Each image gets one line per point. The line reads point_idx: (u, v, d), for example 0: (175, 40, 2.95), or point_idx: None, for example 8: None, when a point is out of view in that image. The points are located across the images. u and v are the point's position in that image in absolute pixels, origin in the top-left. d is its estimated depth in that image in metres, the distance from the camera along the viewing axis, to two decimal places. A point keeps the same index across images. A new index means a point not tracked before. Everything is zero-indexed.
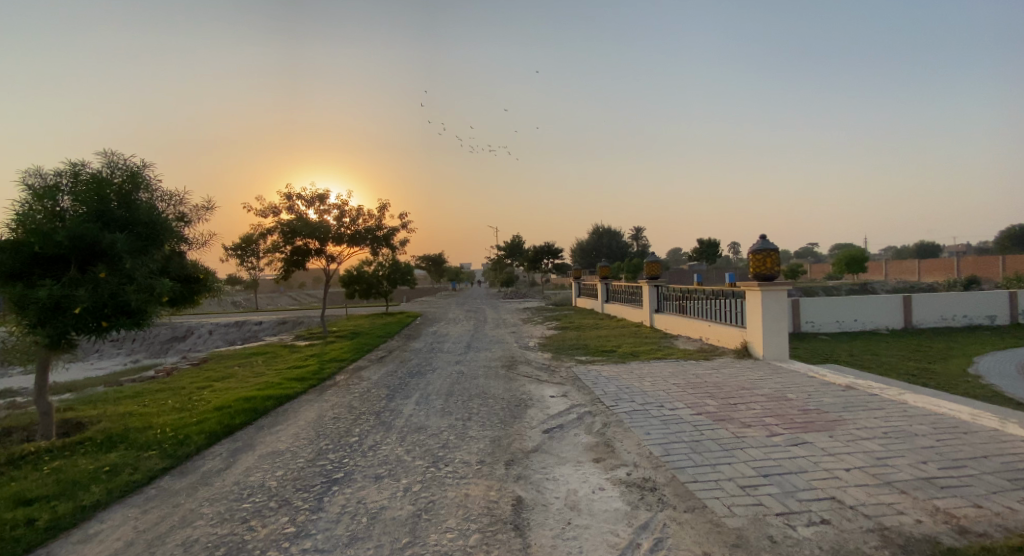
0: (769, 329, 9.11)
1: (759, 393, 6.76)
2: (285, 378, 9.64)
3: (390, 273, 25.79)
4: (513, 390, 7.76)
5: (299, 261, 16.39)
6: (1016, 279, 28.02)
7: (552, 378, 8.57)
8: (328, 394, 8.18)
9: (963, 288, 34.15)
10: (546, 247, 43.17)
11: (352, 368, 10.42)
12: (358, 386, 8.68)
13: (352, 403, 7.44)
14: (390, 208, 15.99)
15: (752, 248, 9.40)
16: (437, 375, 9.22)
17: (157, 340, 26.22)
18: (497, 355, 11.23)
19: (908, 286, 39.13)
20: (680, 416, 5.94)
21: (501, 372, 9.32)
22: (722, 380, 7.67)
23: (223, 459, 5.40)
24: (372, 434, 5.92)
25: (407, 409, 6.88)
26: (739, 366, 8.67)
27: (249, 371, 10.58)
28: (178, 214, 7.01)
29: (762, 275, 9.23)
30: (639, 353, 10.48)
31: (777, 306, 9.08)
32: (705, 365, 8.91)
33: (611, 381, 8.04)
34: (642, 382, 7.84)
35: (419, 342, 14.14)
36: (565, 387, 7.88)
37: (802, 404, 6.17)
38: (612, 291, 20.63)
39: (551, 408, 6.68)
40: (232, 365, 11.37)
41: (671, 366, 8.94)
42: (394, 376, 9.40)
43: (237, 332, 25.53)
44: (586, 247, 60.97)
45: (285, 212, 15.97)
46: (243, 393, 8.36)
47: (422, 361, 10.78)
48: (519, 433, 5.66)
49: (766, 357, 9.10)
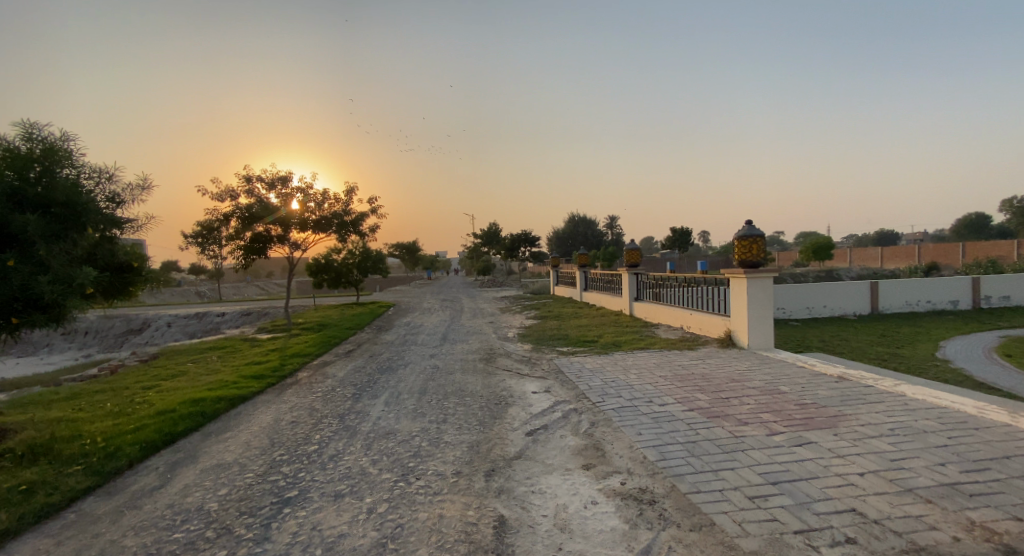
0: (754, 317, 8.75)
1: (752, 386, 6.36)
2: (242, 375, 8.87)
3: (360, 262, 24.88)
4: (491, 387, 7.21)
5: (261, 249, 15.45)
6: (975, 265, 28.80)
7: (532, 372, 8.05)
8: (287, 393, 7.49)
9: (926, 274, 34.94)
10: (521, 235, 42.60)
11: (317, 364, 9.70)
12: (322, 384, 8.00)
13: (314, 404, 6.78)
14: (356, 192, 15.17)
15: (738, 234, 9.04)
16: (409, 370, 8.59)
17: (111, 332, 24.75)
18: (473, 348, 10.65)
19: (873, 273, 39.90)
20: (672, 413, 5.49)
21: (477, 366, 8.75)
22: (711, 372, 7.27)
23: (158, 477, 4.71)
24: (333, 441, 5.29)
25: (375, 410, 6.27)
26: (725, 356, 8.30)
27: (203, 368, 9.74)
28: (109, 193, 6.33)
29: (748, 262, 8.86)
30: (621, 343, 10.04)
31: (763, 294, 8.72)
32: (690, 355, 8.52)
33: (595, 374, 7.57)
34: (627, 375, 7.39)
35: (390, 334, 13.44)
36: (547, 382, 7.37)
37: (799, 398, 5.79)
38: (589, 279, 20.22)
39: (533, 407, 6.15)
40: (184, 362, 10.50)
41: (656, 357, 8.53)
42: (362, 372, 8.74)
43: (198, 324, 24.32)
44: (560, 235, 60.60)
45: (243, 196, 14.99)
46: (192, 394, 7.60)
47: (393, 356, 10.14)
48: (500, 436, 5.12)
49: (751, 346, 8.75)
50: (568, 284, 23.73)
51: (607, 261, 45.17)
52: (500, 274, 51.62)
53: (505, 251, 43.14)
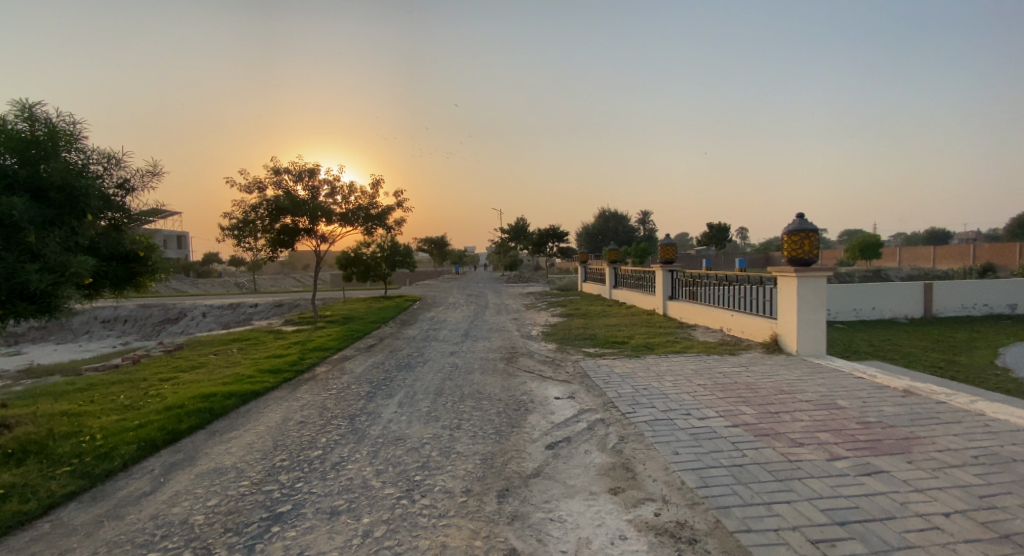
0: (804, 321, 7.99)
1: (804, 400, 5.68)
2: (259, 369, 8.61)
3: (389, 256, 24.75)
4: (512, 390, 6.72)
5: (288, 242, 15.33)
6: None
7: (557, 375, 7.52)
8: (301, 390, 7.16)
9: (981, 276, 32.56)
10: (550, 230, 41.88)
11: (335, 360, 9.39)
12: (337, 381, 7.65)
13: (325, 402, 6.42)
14: (382, 184, 14.90)
15: (787, 228, 8.29)
16: (427, 369, 8.19)
17: (149, 321, 25.30)
18: (497, 346, 10.18)
19: (923, 273, 37.61)
20: (713, 430, 4.88)
21: (499, 366, 8.27)
22: (755, 382, 6.58)
23: (151, 481, 4.39)
24: (338, 446, 4.89)
25: (386, 412, 5.86)
26: (770, 363, 7.58)
27: (223, 361, 9.55)
28: (118, 180, 6.10)
29: (798, 259, 8.11)
30: (654, 345, 9.39)
31: (814, 295, 7.96)
32: (731, 361, 7.83)
33: (625, 380, 6.99)
34: (661, 382, 6.78)
35: (413, 329, 13.08)
36: (572, 387, 6.83)
37: (860, 416, 5.08)
38: (620, 276, 19.48)
39: (555, 415, 5.64)
40: (206, 353, 10.36)
41: (692, 362, 7.88)
42: (379, 369, 8.37)
43: (231, 315, 24.67)
44: (591, 231, 59.54)
45: (271, 188, 14.89)
46: (206, 388, 7.37)
47: (413, 352, 9.77)
48: (517, 449, 4.63)
49: (800, 352, 8.00)
50: (598, 281, 23.02)
51: (639, 258, 44.02)
52: (530, 270, 50.97)
53: (534, 246, 42.54)
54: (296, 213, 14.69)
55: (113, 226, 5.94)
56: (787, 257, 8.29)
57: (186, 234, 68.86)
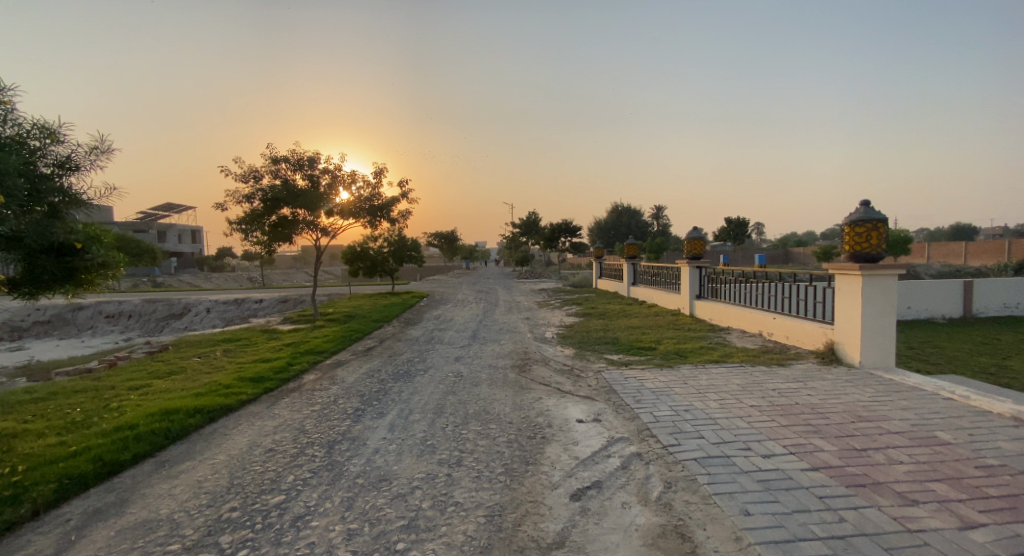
0: (870, 327, 6.82)
1: (893, 434, 4.53)
2: (241, 376, 7.57)
3: (396, 250, 23.77)
4: (524, 408, 5.67)
5: (287, 236, 14.43)
6: None
7: (577, 388, 6.44)
8: (280, 405, 6.12)
9: (1017, 274, 30.67)
10: (562, 225, 40.67)
11: (329, 365, 8.36)
12: (324, 394, 6.61)
13: (304, 424, 5.38)
14: (385, 172, 13.88)
15: (848, 219, 7.12)
16: (429, 379, 7.12)
17: (153, 316, 24.57)
18: (507, 350, 9.12)
19: (955, 270, 35.63)
20: (789, 477, 3.78)
21: (510, 375, 7.21)
22: (821, 405, 5.42)
23: (57, 540, 3.33)
24: (306, 487, 3.84)
25: (375, 439, 4.82)
26: (831, 378, 6.41)
27: (205, 365, 8.53)
28: (59, 157, 4.97)
29: (861, 255, 6.95)
30: (687, 352, 8.24)
31: (883, 296, 6.79)
32: (782, 375, 6.65)
33: (660, 397, 5.88)
34: (704, 402, 5.64)
35: (418, 329, 12.04)
36: (596, 405, 5.74)
37: (978, 459, 3.93)
38: (639, 272, 18.29)
39: (579, 447, 4.56)
40: (190, 356, 9.36)
41: (737, 375, 6.73)
42: (374, 379, 7.32)
43: (236, 311, 23.88)
44: (605, 226, 58.15)
45: (267, 178, 13.95)
46: (173, 398, 6.36)
47: (415, 357, 8.75)
48: (532, 501, 3.57)
49: (865, 364, 6.84)
50: (614, 277, 21.83)
51: (654, 253, 42.58)
52: (544, 265, 49.67)
53: (545, 242, 41.34)
54: (294, 204, 13.75)
55: (53, 213, 4.90)
56: (847, 252, 7.14)
57: (199, 228, 68.61)
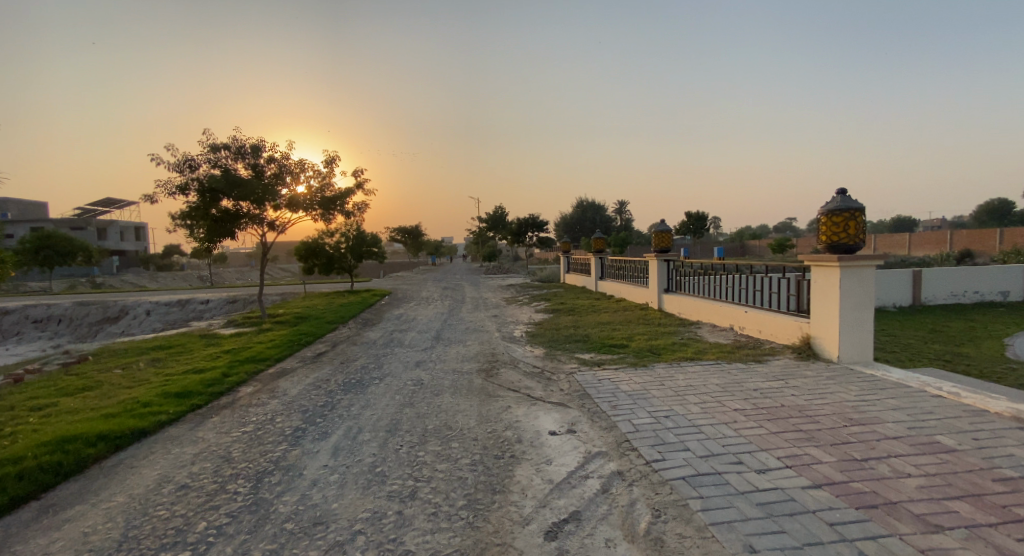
0: (849, 321, 6.49)
1: (892, 440, 4.14)
2: (165, 391, 6.69)
3: (354, 246, 22.71)
4: (490, 421, 5.05)
5: (228, 231, 13.34)
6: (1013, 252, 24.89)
7: (548, 394, 5.86)
8: (207, 427, 5.32)
9: (958, 263, 31.87)
10: (527, 219, 40.07)
11: (271, 375, 7.54)
12: (261, 410, 5.84)
13: (232, 450, 4.62)
14: (336, 161, 12.95)
15: (826, 208, 6.79)
16: (383, 388, 6.42)
17: (86, 321, 22.74)
18: (471, 352, 8.48)
19: (900, 261, 36.82)
20: (792, 499, 3.30)
21: (474, 381, 6.58)
22: (809, 406, 5.02)
23: None
24: (220, 538, 3.13)
25: (313, 468, 4.12)
26: (813, 375, 6.05)
27: (126, 380, 7.58)
28: None
29: (837, 246, 6.62)
30: (661, 350, 7.80)
31: (862, 288, 6.48)
32: (761, 373, 6.26)
33: (639, 402, 5.36)
34: (685, 406, 5.16)
35: (375, 331, 11.25)
36: (570, 413, 5.17)
37: (991, 471, 3.55)
38: (606, 266, 17.91)
39: (552, 467, 3.99)
40: (111, 368, 8.34)
41: (716, 374, 6.30)
42: (320, 390, 6.56)
43: (180, 313, 22.32)
44: (569, 220, 57.99)
45: (205, 167, 12.84)
46: (78, 420, 5.47)
47: (369, 362, 8.01)
48: (499, 545, 2.97)
49: (844, 359, 6.52)
50: (582, 272, 21.41)
51: (619, 247, 42.56)
52: (509, 261, 49.07)
53: (511, 236, 40.68)
54: (236, 195, 12.68)
55: None
56: (825, 242, 6.80)
57: (144, 225, 64.94)
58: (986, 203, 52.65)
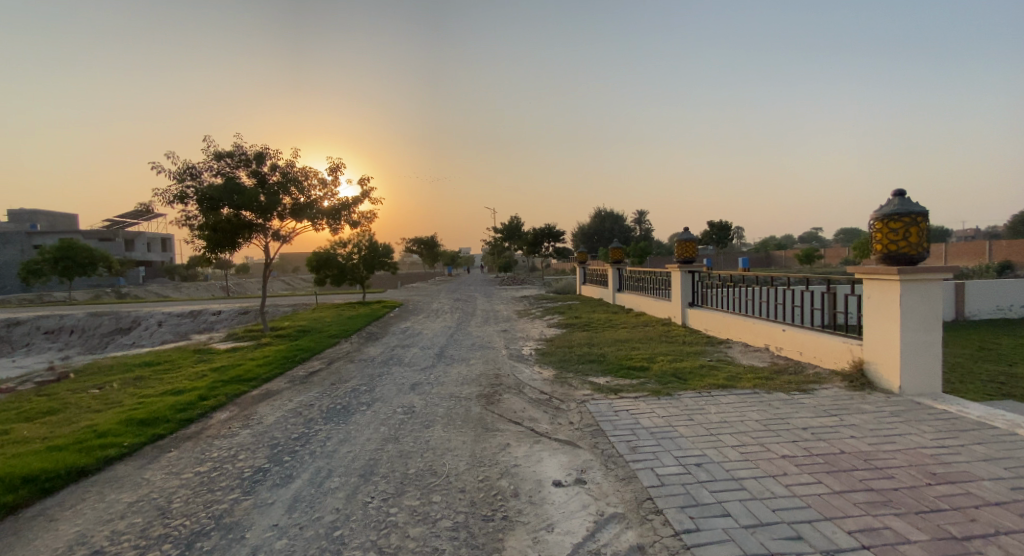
0: (912, 345, 5.49)
1: (998, 507, 3.18)
2: (130, 418, 6.00)
3: (366, 256, 22.15)
4: (484, 465, 4.21)
5: (230, 241, 12.80)
6: None
7: (556, 430, 5.00)
8: (158, 466, 4.60)
9: (998, 275, 30.08)
10: (544, 230, 39.41)
11: (252, 398, 6.82)
12: (226, 443, 5.12)
13: (173, 501, 3.88)
14: (341, 169, 12.32)
15: (879, 212, 5.82)
16: (369, 417, 5.63)
17: (98, 331, 22.58)
18: (474, 373, 7.65)
19: None
20: None
21: (472, 410, 5.74)
22: (876, 452, 4.06)
23: None
24: None
25: (258, 530, 3.34)
26: (873, 410, 5.07)
27: (98, 403, 6.95)
28: None
29: (896, 256, 5.63)
30: (688, 374, 6.87)
31: (927, 307, 5.48)
32: (810, 406, 5.30)
33: (663, 443, 4.46)
34: (721, 450, 4.24)
35: (375, 346, 10.52)
36: (581, 456, 4.31)
37: None
38: (625, 277, 16.96)
39: (554, 538, 3.13)
40: (89, 389, 7.76)
41: (754, 407, 5.36)
42: (299, 418, 5.80)
43: (190, 324, 22.00)
44: (588, 230, 57.07)
45: (206, 176, 12.33)
46: (16, 456, 4.81)
47: (361, 384, 7.25)
48: None
49: (906, 390, 5.51)
50: (600, 283, 20.43)
51: (637, 257, 41.47)
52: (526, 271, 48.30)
53: (527, 246, 39.91)
54: (237, 205, 12.12)
55: None
56: (879, 252, 5.80)
57: (169, 236, 65.94)
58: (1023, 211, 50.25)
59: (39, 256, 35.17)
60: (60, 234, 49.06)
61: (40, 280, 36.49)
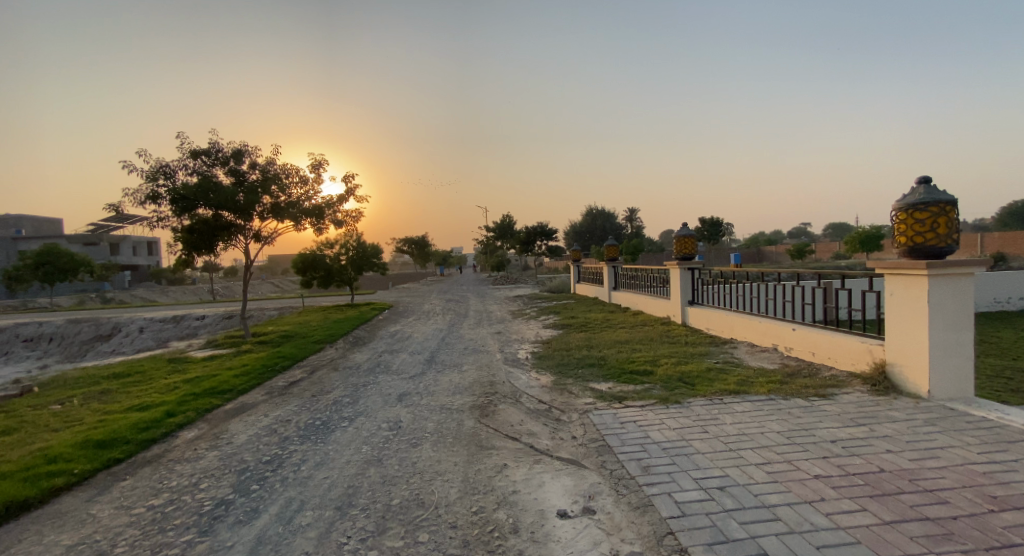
0: (941, 345, 5.05)
1: None
2: (86, 439, 5.44)
3: (354, 257, 21.55)
4: (477, 492, 3.70)
5: (209, 243, 12.20)
6: None
7: (558, 447, 4.49)
8: (108, 500, 4.06)
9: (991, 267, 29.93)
10: (536, 228, 38.92)
11: (224, 414, 6.27)
12: (190, 469, 4.58)
13: (117, 545, 3.34)
14: (324, 166, 11.75)
15: (902, 203, 5.37)
16: (350, 435, 5.11)
17: (78, 339, 21.82)
18: (466, 381, 7.13)
19: None
20: None
21: (464, 424, 5.22)
22: (920, 469, 3.59)
23: None
24: None
25: None
26: (904, 418, 4.62)
27: (56, 422, 6.37)
28: None
29: (923, 250, 5.19)
30: (696, 379, 6.39)
31: (957, 304, 5.05)
32: (834, 414, 4.83)
33: (679, 461, 3.97)
34: (746, 469, 3.76)
35: (362, 352, 9.97)
36: (587, 479, 3.81)
37: None
38: (620, 275, 16.49)
39: None
40: (50, 405, 7.16)
41: (773, 416, 4.89)
42: (273, 437, 5.26)
43: (173, 330, 21.27)
44: (579, 228, 56.63)
45: (182, 175, 11.72)
46: None
47: (344, 396, 6.71)
48: None
49: (937, 394, 5.06)
50: (595, 281, 19.95)
51: (631, 254, 41.11)
52: (518, 270, 47.83)
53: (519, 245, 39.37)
54: (215, 205, 11.52)
55: None
56: (902, 245, 5.35)
57: (155, 240, 64.82)
58: (1012, 204, 50.38)
59: (19, 262, 34.18)
60: (43, 239, 47.92)
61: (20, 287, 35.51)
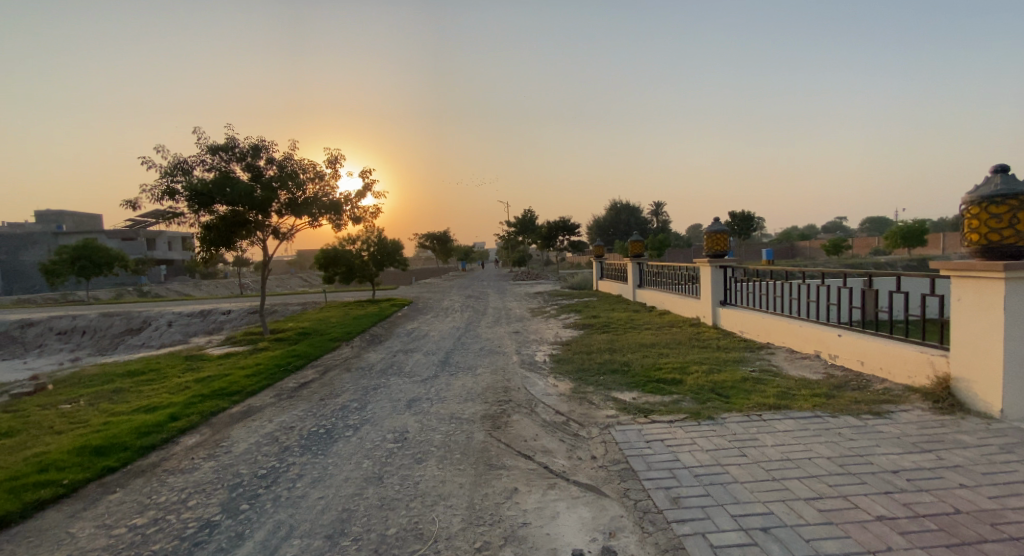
0: (1018, 358, 4.43)
1: None
2: (85, 445, 5.22)
3: (376, 253, 21.38)
4: (482, 524, 3.27)
5: (227, 240, 12.08)
6: None
7: (576, 469, 4.03)
8: (90, 517, 3.78)
9: None
10: (558, 222, 38.33)
11: (229, 418, 6.01)
12: (182, 482, 4.29)
13: None
14: (340, 161, 11.47)
15: (973, 196, 4.74)
16: (352, 446, 4.76)
17: (109, 333, 22.24)
18: (480, 386, 6.72)
19: None
20: None
21: (475, 437, 4.81)
22: (1004, 512, 3.03)
23: None
24: None
25: None
26: (976, 443, 4.02)
27: (61, 423, 6.21)
28: None
29: (999, 250, 4.56)
30: (730, 390, 5.84)
31: None
32: (892, 436, 4.26)
33: (714, 492, 3.46)
34: (793, 504, 3.25)
35: (377, 352, 9.68)
36: (608, 512, 3.35)
37: None
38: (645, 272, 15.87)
39: None
40: (60, 405, 7.03)
41: (820, 437, 4.33)
42: (274, 446, 4.95)
43: (199, 325, 21.47)
44: (604, 223, 55.74)
45: (200, 171, 11.61)
46: None
47: (352, 400, 6.39)
48: None
49: (1012, 414, 4.44)
50: (619, 278, 19.36)
51: (656, 250, 40.17)
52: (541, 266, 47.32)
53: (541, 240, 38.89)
54: (231, 202, 11.37)
55: None
56: (974, 244, 4.72)
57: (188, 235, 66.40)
58: None
59: (57, 256, 35.25)
60: (82, 234, 49.47)
61: (59, 281, 36.64)
